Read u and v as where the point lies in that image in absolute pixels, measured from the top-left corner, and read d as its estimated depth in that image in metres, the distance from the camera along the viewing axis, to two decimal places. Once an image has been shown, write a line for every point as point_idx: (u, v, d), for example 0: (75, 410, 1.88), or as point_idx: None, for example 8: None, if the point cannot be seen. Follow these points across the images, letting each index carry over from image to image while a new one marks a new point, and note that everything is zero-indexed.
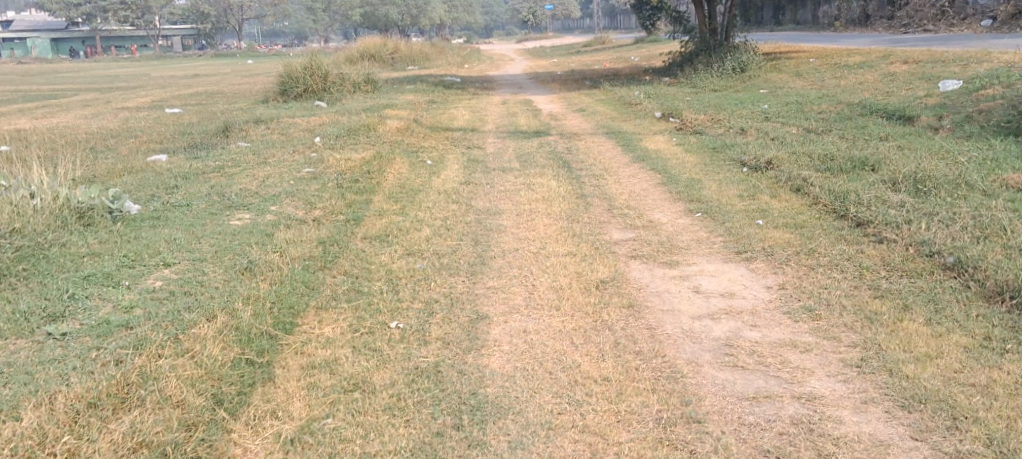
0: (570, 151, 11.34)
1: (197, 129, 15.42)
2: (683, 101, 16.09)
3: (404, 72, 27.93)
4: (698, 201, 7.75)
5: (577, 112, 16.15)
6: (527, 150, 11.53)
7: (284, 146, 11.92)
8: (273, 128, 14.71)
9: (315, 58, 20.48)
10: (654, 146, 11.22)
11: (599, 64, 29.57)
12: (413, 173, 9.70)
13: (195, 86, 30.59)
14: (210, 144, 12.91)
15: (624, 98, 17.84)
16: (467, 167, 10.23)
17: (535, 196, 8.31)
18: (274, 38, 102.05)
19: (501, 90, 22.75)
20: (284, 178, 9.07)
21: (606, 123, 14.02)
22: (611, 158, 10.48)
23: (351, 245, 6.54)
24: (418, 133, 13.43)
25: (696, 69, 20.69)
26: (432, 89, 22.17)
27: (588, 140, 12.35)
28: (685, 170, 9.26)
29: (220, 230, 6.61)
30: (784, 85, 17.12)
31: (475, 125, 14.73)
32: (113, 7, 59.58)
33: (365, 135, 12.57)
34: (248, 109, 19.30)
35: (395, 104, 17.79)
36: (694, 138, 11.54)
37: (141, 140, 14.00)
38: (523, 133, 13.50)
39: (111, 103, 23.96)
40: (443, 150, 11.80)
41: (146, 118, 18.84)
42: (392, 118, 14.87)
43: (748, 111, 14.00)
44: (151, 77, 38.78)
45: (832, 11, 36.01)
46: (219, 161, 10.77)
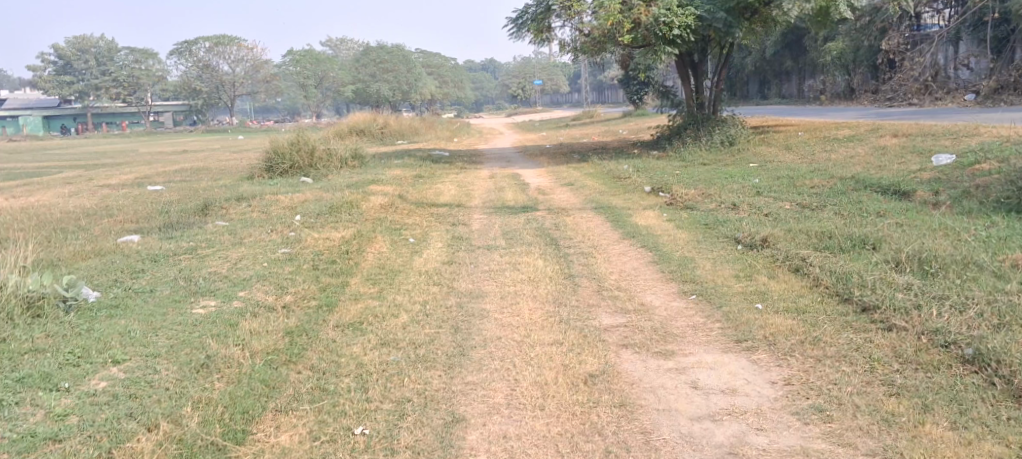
0: (558, 226, 10.97)
1: (177, 207, 15.02)
2: (673, 175, 15.81)
3: (391, 146, 27.75)
4: (692, 281, 7.35)
5: (565, 187, 15.83)
6: (513, 227, 11.15)
7: (262, 224, 11.52)
8: (255, 205, 14.31)
9: (301, 134, 20.23)
10: (644, 221, 10.86)
11: (587, 137, 29.49)
12: (393, 253, 9.29)
13: (182, 162, 30.30)
14: (188, 222, 12.50)
15: (613, 172, 17.58)
16: (451, 245, 9.84)
17: (519, 277, 7.90)
18: (265, 113, 102.85)
19: (489, 163, 22.51)
20: (259, 259, 8.65)
21: (595, 198, 13.68)
22: (601, 235, 10.10)
23: (321, 334, 6.09)
24: (402, 209, 13.05)
25: (685, 143, 20.52)
26: (419, 163, 21.92)
27: (577, 215, 11.99)
28: (678, 247, 8.88)
29: (178, 320, 6.18)
30: (774, 159, 16.90)
31: (461, 201, 14.37)
32: (104, 84, 59.70)
33: (347, 212, 12.18)
34: (231, 185, 18.94)
35: (380, 180, 17.47)
36: (686, 214, 11.19)
37: (118, 219, 13.59)
38: (510, 208, 13.14)
39: (93, 180, 23.59)
40: (427, 227, 11.41)
41: (127, 195, 18.44)
42: (376, 194, 14.50)
43: (739, 185, 13.71)
44: (139, 153, 38.55)
45: (817, 85, 36.26)
46: (194, 242, 10.34)
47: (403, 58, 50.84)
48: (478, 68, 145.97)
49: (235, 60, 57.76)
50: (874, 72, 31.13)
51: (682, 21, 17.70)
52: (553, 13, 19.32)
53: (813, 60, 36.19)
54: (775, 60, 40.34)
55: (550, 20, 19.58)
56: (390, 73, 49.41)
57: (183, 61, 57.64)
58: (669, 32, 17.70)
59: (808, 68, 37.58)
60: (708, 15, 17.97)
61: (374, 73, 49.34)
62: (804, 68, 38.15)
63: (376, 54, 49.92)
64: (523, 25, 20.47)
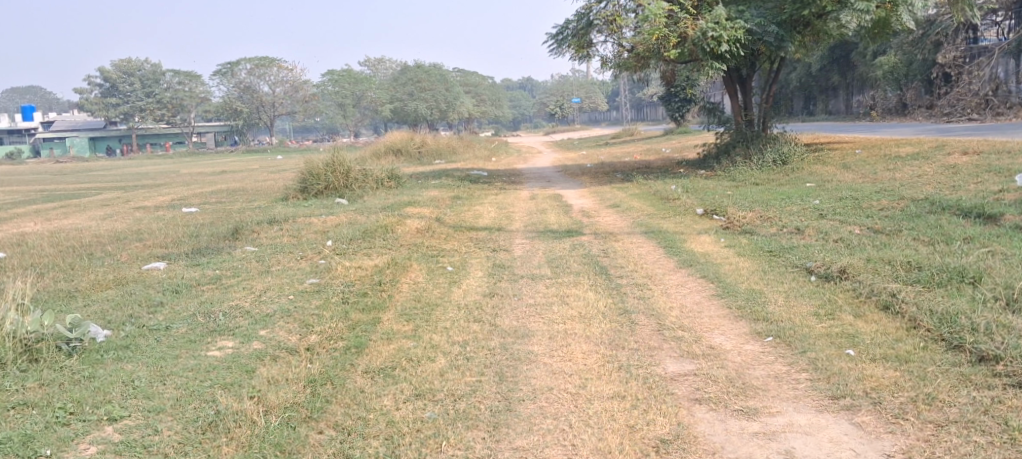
0: (607, 253, 10.21)
1: (208, 230, 14.50)
2: (724, 196, 14.97)
3: (429, 166, 27.12)
4: (764, 319, 6.55)
5: (610, 209, 15.04)
6: (557, 253, 10.40)
7: (291, 249, 10.88)
8: (287, 228, 13.73)
9: (337, 154, 19.66)
10: (701, 248, 10.06)
11: (630, 156, 28.65)
12: (429, 283, 8.59)
13: (219, 183, 29.92)
14: (218, 247, 11.95)
15: (660, 192, 16.77)
16: (493, 274, 9.14)
17: (570, 312, 7.14)
18: (304, 133, 103.12)
19: (529, 184, 21.75)
20: (286, 292, 7.96)
21: (643, 221, 12.89)
22: (655, 264, 9.30)
23: (350, 382, 5.37)
24: (439, 233, 12.35)
25: (734, 162, 19.62)
26: (457, 184, 21.24)
27: (626, 241, 11.21)
28: (742, 278, 8.07)
29: (188, 365, 5.44)
30: (832, 178, 15.97)
31: (501, 223, 13.65)
32: (149, 106, 60.12)
33: (381, 237, 11.53)
34: (266, 207, 18.42)
35: (418, 202, 16.82)
36: (745, 238, 10.36)
37: (147, 243, 13.09)
38: (553, 232, 12.39)
39: (128, 202, 23.20)
40: (466, 253, 10.72)
41: (160, 218, 18.00)
42: (412, 217, 13.84)
43: (799, 207, 12.84)
44: (179, 174, 38.34)
45: (866, 100, 35.06)
46: (221, 270, 9.75)
47: (441, 78, 50.60)
48: (516, 87, 145.35)
49: (277, 81, 57.71)
50: (928, 87, 29.99)
51: (731, 35, 16.71)
52: (595, 28, 18.64)
53: (862, 75, 35.06)
54: (821, 76, 39.22)
55: (591, 36, 18.89)
56: (429, 91, 48.95)
57: (224, 82, 58.02)
58: (718, 46, 16.70)
59: (857, 83, 36.45)
60: (758, 27, 17.07)
61: (412, 92, 49.07)
62: (852, 84, 36.99)
63: (415, 75, 49.86)
64: (563, 40, 19.65)
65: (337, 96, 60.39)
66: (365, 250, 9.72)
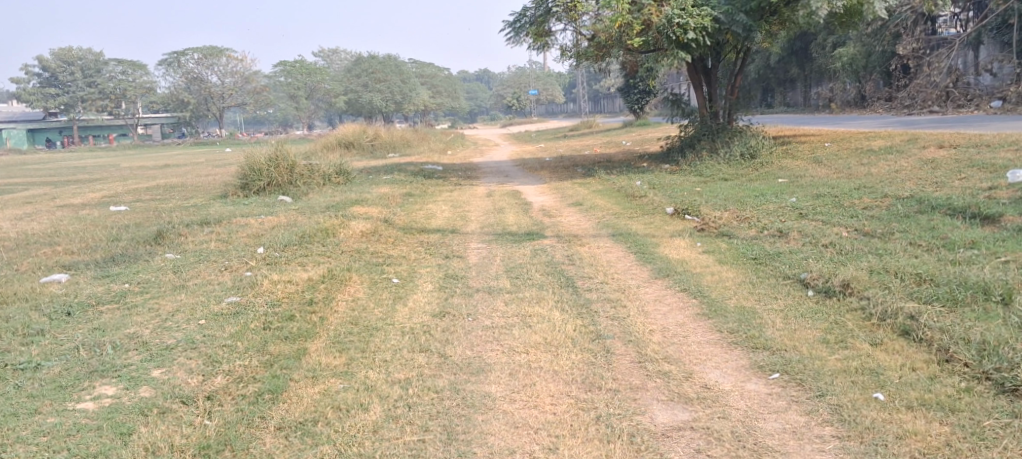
0: (573, 261, 9.16)
1: (133, 233, 13.19)
2: (693, 194, 14.04)
3: (381, 160, 25.83)
4: (765, 348, 5.51)
5: (572, 207, 13.99)
6: (517, 260, 9.33)
7: (216, 260, 9.69)
8: (219, 231, 12.47)
9: (279, 147, 18.34)
10: (676, 253, 9.06)
11: (590, 149, 27.67)
12: (369, 300, 7.43)
13: (159, 178, 28.26)
14: (137, 255, 10.69)
15: (624, 189, 15.79)
16: (442, 287, 8.04)
17: (534, 339, 6.05)
18: (256, 125, 100.51)
19: (486, 179, 20.60)
20: (199, 316, 6.75)
21: (609, 222, 11.86)
22: (627, 274, 8.27)
23: (255, 447, 4.57)
24: (386, 237, 11.19)
25: (700, 155, 18.66)
26: (410, 179, 20.05)
27: (592, 245, 10.17)
28: (730, 294, 7.03)
29: (43, 427, 4.64)
30: (804, 173, 15.12)
31: (454, 225, 12.54)
32: (91, 97, 57.63)
33: (320, 242, 10.36)
34: (201, 205, 17.09)
35: (365, 199, 15.61)
36: (723, 242, 9.37)
37: (60, 249, 11.77)
38: (512, 235, 11.31)
39: (55, 200, 21.57)
40: (415, 261, 9.58)
41: (85, 218, 16.58)
42: (358, 218, 12.64)
43: (775, 206, 11.91)
44: (120, 169, 36.44)
45: (824, 93, 34.49)
46: (132, 284, 8.54)
47: (396, 70, 49.18)
48: (473, 79, 143.81)
49: (227, 72, 55.92)
50: (886, 79, 29.36)
51: (698, 23, 15.74)
52: (553, 16, 17.55)
53: (821, 67, 34.41)
54: (780, 68, 38.55)
55: (550, 24, 17.77)
56: (383, 83, 47.47)
57: (170, 73, 55.86)
58: (684, 34, 15.75)
59: (815, 75, 35.86)
60: (726, 16, 16.09)
61: (366, 83, 47.50)
62: (811, 76, 36.38)
63: (368, 66, 48.30)
64: (520, 28, 18.49)
65: (289, 88, 57.88)
66: (299, 263, 8.56)
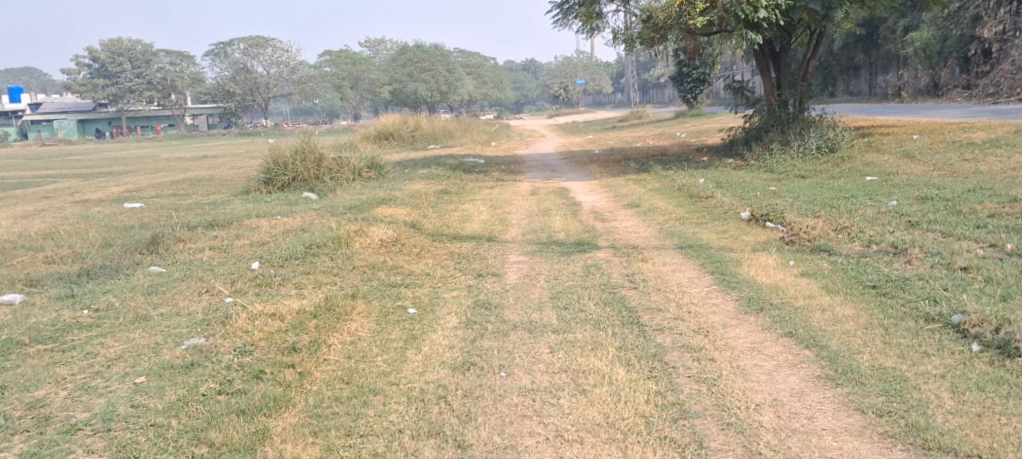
0: (635, 285, 7.38)
1: (129, 236, 11.68)
2: (768, 195, 12.15)
3: (419, 153, 24.09)
4: (930, 454, 4.17)
5: (628, 209, 12.18)
6: (565, 283, 7.56)
7: (203, 277, 8.11)
8: (224, 236, 10.88)
9: (307, 138, 16.73)
10: (767, 276, 7.19)
11: (641, 141, 25.71)
12: (371, 345, 5.74)
13: (192, 171, 26.84)
14: (118, 268, 9.14)
15: (685, 188, 13.93)
16: (468, 323, 6.29)
17: (592, 415, 4.55)
18: (305, 117, 99.81)
19: (530, 175, 18.80)
20: (136, 373, 5.05)
21: (674, 229, 10.04)
22: (709, 306, 6.41)
23: None
24: (409, 248, 9.47)
25: (769, 149, 16.61)
26: (448, 174, 18.34)
27: (657, 261, 8.36)
28: (860, 342, 5.13)
29: None
30: (897, 170, 13.04)
31: (491, 231, 10.78)
32: (137, 87, 56.89)
33: (328, 255, 8.69)
34: (219, 203, 15.58)
35: (395, 198, 13.94)
36: (824, 262, 7.48)
37: (41, 257, 10.29)
38: (559, 246, 9.56)
39: (75, 195, 20.21)
40: (440, 281, 7.88)
41: (92, 216, 15.17)
42: (381, 222, 10.97)
43: (872, 210, 9.94)
44: (162, 160, 35.33)
45: (894, 81, 31.94)
46: (90, 311, 6.94)
47: (442, 59, 47.51)
48: (520, 70, 141.99)
49: (272, 62, 54.74)
50: (964, 66, 26.86)
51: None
52: None
53: (888, 54, 31.94)
54: (842, 55, 36.04)
55: (601, 5, 15.84)
56: (429, 72, 45.89)
57: (217, 64, 55.00)
58: (754, 12, 13.64)
59: (882, 63, 33.37)
60: None
61: (411, 73, 45.89)
62: (877, 63, 33.85)
63: (414, 54, 46.64)
64: (568, 11, 16.55)
65: (334, 78, 55.86)
66: (291, 294, 6.83)
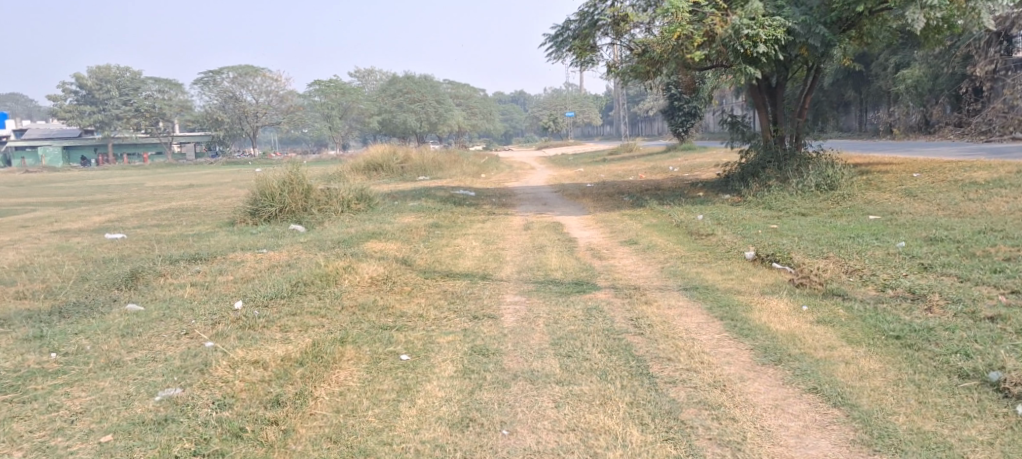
0: (641, 329, 6.99)
1: (108, 269, 11.21)
2: (769, 233, 11.80)
3: (409, 183, 23.74)
4: None
5: (626, 246, 11.82)
6: (567, 327, 7.15)
7: (182, 315, 7.68)
8: (207, 270, 10.43)
9: (295, 169, 16.33)
10: (780, 323, 6.80)
11: (633, 174, 25.41)
12: (361, 396, 5.35)
13: (178, 200, 26.45)
14: (93, 305, 8.69)
15: (682, 224, 13.59)
16: (464, 372, 5.86)
17: None
18: (294, 145, 99.45)
19: (522, 208, 18.43)
20: (103, 430, 4.78)
21: (676, 269, 9.68)
22: (721, 356, 6.03)
23: None
24: (401, 286, 9.03)
25: (767, 185, 16.28)
26: (439, 207, 17.95)
27: (662, 304, 7.96)
28: (892, 402, 4.96)
29: None
30: (900, 209, 12.74)
31: (485, 268, 10.37)
32: (125, 115, 56.25)
33: (316, 294, 8.27)
34: (203, 234, 15.14)
35: (384, 231, 13.53)
36: (839, 309, 7.11)
37: (12, 292, 9.81)
38: (557, 285, 9.16)
39: (56, 224, 19.72)
40: (434, 324, 7.46)
41: (72, 247, 14.70)
42: (370, 257, 10.54)
43: (880, 251, 9.60)
44: (148, 188, 34.88)
45: (885, 117, 31.83)
46: (60, 355, 6.49)
47: (432, 90, 47.31)
48: (509, 101, 142.27)
49: (261, 91, 54.73)
50: (956, 104, 26.74)
51: (770, 34, 13.28)
52: (600, 29, 15.28)
53: (879, 90, 31.83)
54: (833, 90, 35.91)
55: (596, 37, 15.48)
56: (419, 103, 45.68)
57: (206, 92, 54.66)
58: (753, 47, 13.29)
59: (872, 99, 33.28)
60: (802, 27, 13.43)
61: (401, 104, 45.67)
62: (867, 100, 33.71)
63: (403, 85, 46.43)
64: (563, 43, 16.23)
65: (323, 108, 55.59)
66: (274, 339, 6.38)
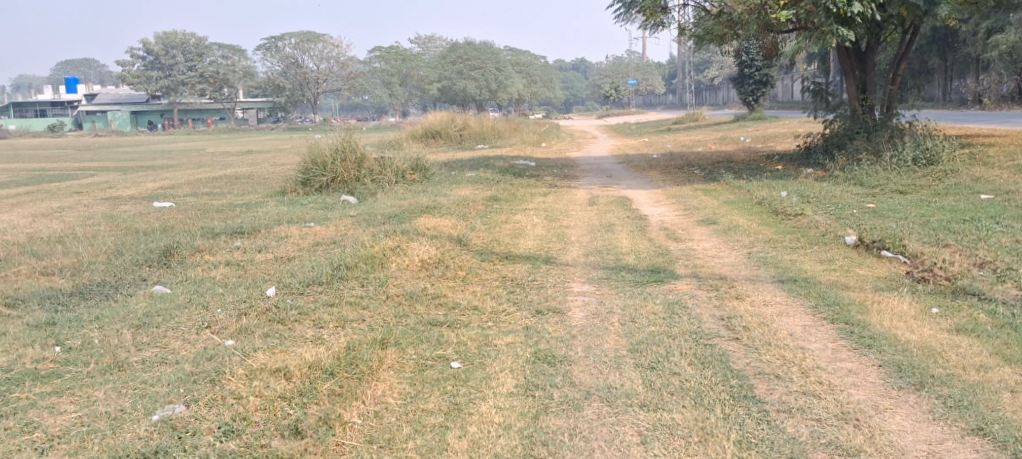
0: (739, 334, 5.85)
1: (144, 241, 10.37)
2: (870, 214, 10.49)
3: (468, 153, 22.71)
4: None
5: (704, 225, 10.65)
6: (650, 328, 6.04)
7: (205, 301, 6.73)
8: (247, 246, 9.50)
9: (349, 135, 15.37)
10: (907, 331, 5.61)
11: (702, 145, 24.04)
12: (401, 422, 4.42)
13: (236, 167, 25.81)
14: (118, 285, 7.77)
15: (765, 202, 12.32)
16: (527, 387, 4.82)
17: None
18: (353, 112, 99.34)
19: (587, 180, 17.27)
20: None
21: (766, 255, 8.49)
22: (843, 375, 4.92)
23: None
24: (455, 271, 8.01)
25: (856, 159, 14.78)
26: (498, 178, 16.87)
27: (756, 299, 6.82)
28: None
29: None
30: (1015, 187, 11.34)
31: (548, 249, 9.32)
32: (191, 80, 56.11)
33: (360, 281, 7.28)
34: (251, 204, 14.30)
35: (438, 205, 12.53)
36: (981, 315, 5.90)
37: (38, 267, 9.00)
38: (631, 272, 8.07)
39: (108, 191, 19.07)
40: (493, 319, 6.44)
41: (116, 215, 13.97)
42: (422, 234, 9.55)
43: (1007, 237, 8.29)
44: (209, 154, 34.44)
45: (973, 86, 29.85)
46: (59, 350, 5.61)
47: (494, 58, 46.13)
48: (570, 69, 140.44)
49: (320, 57, 53.97)
50: None
51: None
52: None
53: (967, 57, 29.84)
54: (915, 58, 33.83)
55: None
56: (478, 70, 44.58)
57: (269, 58, 54.49)
58: (848, 7, 11.81)
59: (958, 67, 31.28)
60: None
61: (461, 70, 44.66)
62: (952, 68, 31.69)
63: (464, 52, 45.39)
64: (632, 4, 14.92)
65: (382, 73, 54.45)
66: (298, 340, 5.38)
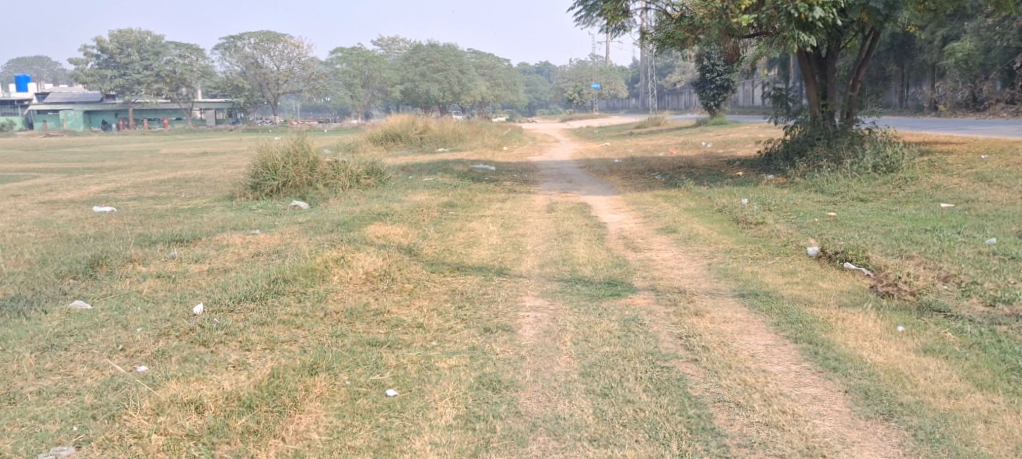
0: (697, 354, 5.49)
1: (76, 249, 9.79)
2: (831, 223, 10.24)
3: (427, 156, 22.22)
4: None
5: (664, 234, 10.33)
6: (602, 349, 5.66)
7: (125, 319, 6.22)
8: (184, 255, 8.98)
9: (300, 138, 14.84)
10: (872, 352, 5.29)
11: (663, 150, 23.82)
12: None
13: (189, 169, 25.05)
14: (36, 299, 7.22)
15: (726, 209, 12.05)
16: (467, 419, 4.46)
17: None
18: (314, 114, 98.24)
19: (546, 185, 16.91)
20: None
21: (726, 266, 8.17)
22: (806, 404, 4.59)
23: None
24: (400, 284, 7.58)
25: (817, 165, 14.58)
26: (455, 182, 16.43)
27: (715, 315, 6.47)
28: None
29: None
30: (976, 196, 11.16)
31: (501, 260, 8.92)
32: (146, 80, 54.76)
33: (296, 295, 6.83)
34: (197, 209, 13.73)
35: (389, 211, 12.08)
36: (949, 334, 5.61)
37: None
38: (586, 284, 7.70)
39: (50, 194, 18.31)
40: (435, 338, 6.03)
41: (53, 221, 13.31)
42: (369, 243, 9.10)
43: (970, 249, 8.05)
44: (163, 155, 33.53)
45: (930, 93, 29.99)
46: None
47: (456, 60, 45.64)
48: (533, 72, 140.31)
49: (280, 58, 52.73)
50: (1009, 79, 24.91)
51: None
52: None
53: (924, 64, 29.99)
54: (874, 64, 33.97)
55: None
56: (441, 72, 44.09)
57: (228, 58, 53.51)
58: (809, 11, 11.51)
59: (915, 74, 31.43)
60: None
61: (423, 72, 44.16)
62: (910, 75, 31.85)
63: (426, 54, 44.84)
64: (592, 6, 14.54)
65: (345, 75, 54.79)
66: (218, 366, 4.93)
